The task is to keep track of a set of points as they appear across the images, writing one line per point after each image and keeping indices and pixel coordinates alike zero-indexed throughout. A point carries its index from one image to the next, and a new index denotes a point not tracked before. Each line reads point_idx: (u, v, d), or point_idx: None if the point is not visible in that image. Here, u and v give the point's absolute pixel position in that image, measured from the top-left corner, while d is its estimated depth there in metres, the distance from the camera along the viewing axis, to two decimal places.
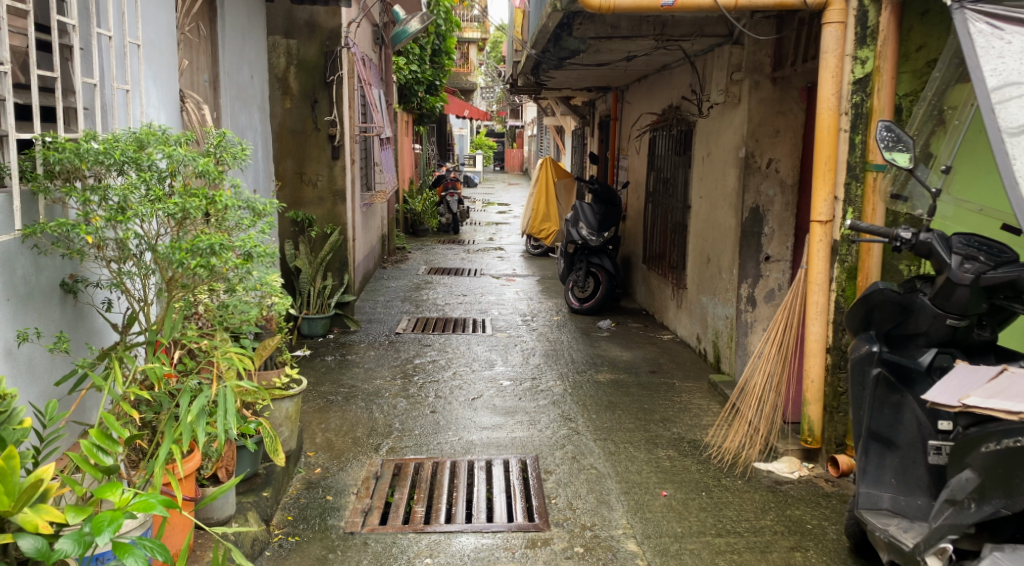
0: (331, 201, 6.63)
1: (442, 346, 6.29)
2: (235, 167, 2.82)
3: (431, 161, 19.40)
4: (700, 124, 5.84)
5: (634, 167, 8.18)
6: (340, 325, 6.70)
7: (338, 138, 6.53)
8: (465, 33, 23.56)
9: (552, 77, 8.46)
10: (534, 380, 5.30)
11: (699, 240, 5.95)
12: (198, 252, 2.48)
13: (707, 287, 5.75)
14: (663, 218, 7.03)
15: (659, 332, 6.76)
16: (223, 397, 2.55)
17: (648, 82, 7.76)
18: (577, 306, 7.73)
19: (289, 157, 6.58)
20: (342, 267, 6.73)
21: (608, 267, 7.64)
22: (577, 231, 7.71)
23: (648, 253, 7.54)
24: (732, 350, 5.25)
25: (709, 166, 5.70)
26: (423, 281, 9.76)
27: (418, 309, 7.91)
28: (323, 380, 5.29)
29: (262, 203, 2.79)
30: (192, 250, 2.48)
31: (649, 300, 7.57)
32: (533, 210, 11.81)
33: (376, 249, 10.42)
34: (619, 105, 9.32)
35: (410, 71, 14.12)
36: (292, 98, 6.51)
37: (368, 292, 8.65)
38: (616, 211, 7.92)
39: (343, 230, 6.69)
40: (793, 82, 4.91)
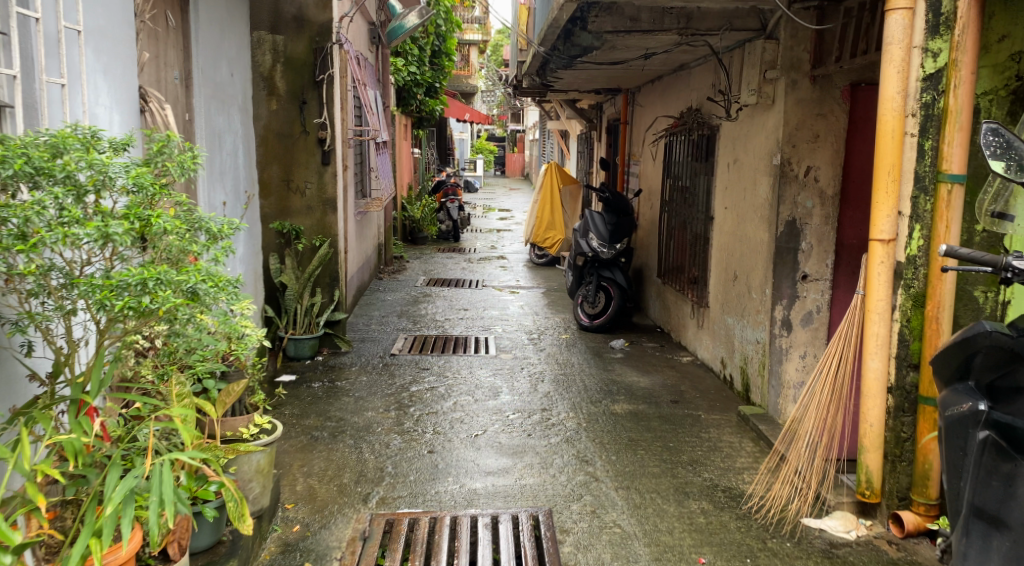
0: (321, 210, 6.12)
1: (442, 369, 5.77)
2: (184, 178, 2.33)
3: (431, 165, 18.95)
4: (726, 128, 5.33)
5: (647, 173, 7.67)
6: (330, 346, 6.23)
7: (329, 142, 6.03)
8: (466, 36, 23.10)
9: (559, 78, 7.95)
10: (543, 411, 4.78)
11: (723, 254, 5.45)
12: (125, 290, 1.95)
13: (732, 307, 5.24)
14: (680, 229, 6.52)
15: (677, 353, 6.25)
16: (159, 474, 2.01)
17: (663, 83, 7.25)
18: (586, 323, 7.22)
19: (275, 163, 6.06)
20: (333, 282, 6.22)
21: (620, 281, 7.13)
22: (587, 242, 7.23)
23: (663, 267, 7.03)
24: (764, 378, 4.75)
25: (735, 173, 5.18)
26: (422, 294, 9.25)
27: (416, 326, 7.39)
28: (309, 412, 4.78)
29: (219, 222, 2.32)
30: (119, 287, 1.95)
31: (664, 317, 7.06)
32: (537, 217, 11.31)
33: (372, 259, 9.92)
34: (629, 108, 8.81)
35: (408, 72, 13.65)
36: (278, 99, 6.00)
37: (362, 306, 8.14)
38: (629, 220, 7.38)
39: (333, 242, 6.18)
40: (835, 81, 4.38)
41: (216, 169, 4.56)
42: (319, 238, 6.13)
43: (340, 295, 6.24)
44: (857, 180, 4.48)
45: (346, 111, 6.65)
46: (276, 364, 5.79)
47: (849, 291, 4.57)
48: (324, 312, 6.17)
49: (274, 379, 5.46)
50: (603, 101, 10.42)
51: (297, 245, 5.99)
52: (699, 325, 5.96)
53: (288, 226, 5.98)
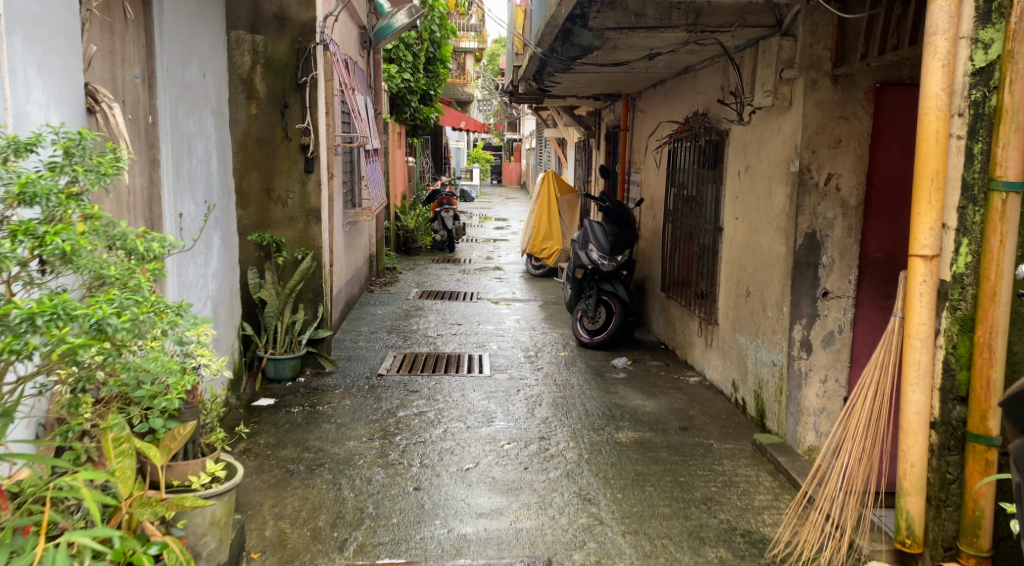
0: (304, 221, 5.76)
1: (432, 392, 5.38)
2: (97, 185, 2.14)
3: (426, 174, 18.60)
4: (738, 133, 4.97)
5: (649, 181, 7.31)
6: (314, 366, 5.87)
7: (312, 148, 5.68)
8: (462, 43, 22.79)
9: (557, 83, 7.60)
10: (541, 440, 4.40)
11: (733, 269, 5.08)
12: (14, 325, 1.86)
13: (745, 326, 4.87)
14: (686, 240, 6.16)
15: (683, 373, 5.87)
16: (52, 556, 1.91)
17: (666, 87, 6.90)
18: (587, 340, 6.83)
19: (254, 171, 5.69)
20: (317, 298, 5.85)
21: (622, 295, 6.76)
22: (587, 254, 6.86)
23: (668, 280, 6.67)
24: (781, 403, 4.38)
25: (748, 182, 4.82)
26: (414, 307, 8.88)
27: (407, 342, 7.02)
28: (286, 441, 4.40)
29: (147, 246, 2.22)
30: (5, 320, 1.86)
31: (669, 333, 6.68)
32: (534, 227, 10.97)
33: (362, 272, 9.54)
34: (629, 114, 8.46)
35: (402, 79, 13.31)
36: (258, 103, 5.63)
37: (350, 322, 7.75)
38: (631, 231, 7.01)
39: (317, 255, 5.82)
40: (858, 81, 4.02)
41: (182, 176, 4.20)
42: (301, 251, 5.76)
43: (324, 311, 5.85)
44: (881, 189, 4.12)
45: (332, 117, 6.29)
46: (254, 386, 5.42)
47: (874, 309, 4.20)
48: (306, 330, 5.79)
49: (250, 403, 5.08)
50: (602, 107, 10.08)
51: (277, 258, 5.60)
52: (708, 343, 5.59)
53: (268, 237, 5.60)
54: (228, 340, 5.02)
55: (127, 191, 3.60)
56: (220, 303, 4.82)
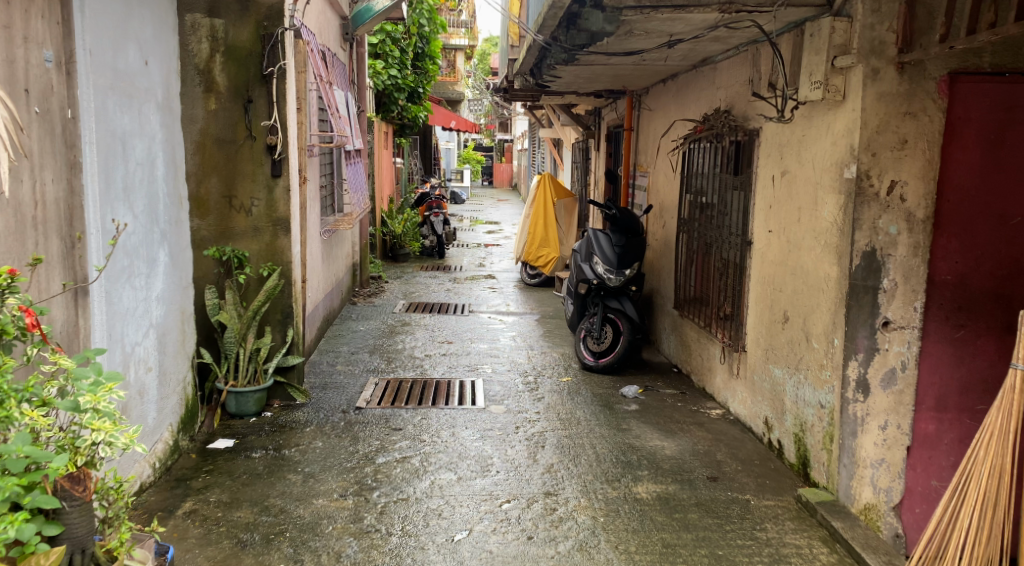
0: (270, 232, 5.07)
1: (418, 430, 4.69)
2: None
3: (415, 175, 17.89)
4: (774, 133, 4.29)
5: (658, 186, 6.64)
6: (283, 398, 5.19)
7: (280, 149, 4.98)
8: (452, 40, 22.12)
9: (556, 77, 6.92)
10: (547, 497, 3.70)
11: (766, 289, 4.41)
12: None
13: (782, 357, 4.19)
14: (704, 253, 5.49)
15: (701, 404, 5.19)
16: None
17: (678, 82, 6.25)
18: (591, 363, 6.14)
19: (214, 175, 4.98)
20: (286, 319, 5.14)
21: (631, 314, 6.08)
22: (591, 268, 6.18)
23: (681, 296, 5.99)
24: (832, 452, 3.69)
25: (786, 190, 4.14)
26: (399, 323, 8.17)
27: (391, 365, 6.33)
28: (241, 498, 3.70)
29: None
30: None
31: (683, 356, 6.00)
32: (529, 233, 10.34)
33: (344, 283, 8.83)
34: (634, 113, 7.81)
35: (389, 76, 12.63)
36: (218, 98, 4.91)
37: (328, 341, 7.03)
38: (639, 241, 6.32)
39: (286, 271, 5.12)
40: (929, 69, 3.34)
41: (114, 181, 3.49)
42: (267, 266, 5.06)
43: (294, 336, 5.16)
44: (954, 199, 3.41)
45: (305, 114, 5.59)
46: (213, 425, 4.71)
47: (942, 342, 3.50)
48: (272, 358, 5.11)
49: (204, 446, 4.39)
50: (602, 106, 9.41)
51: (239, 275, 4.91)
52: (732, 372, 4.91)
53: (231, 251, 4.92)
54: (178, 370, 4.32)
55: (31, 203, 2.87)
56: (166, 330, 4.13)
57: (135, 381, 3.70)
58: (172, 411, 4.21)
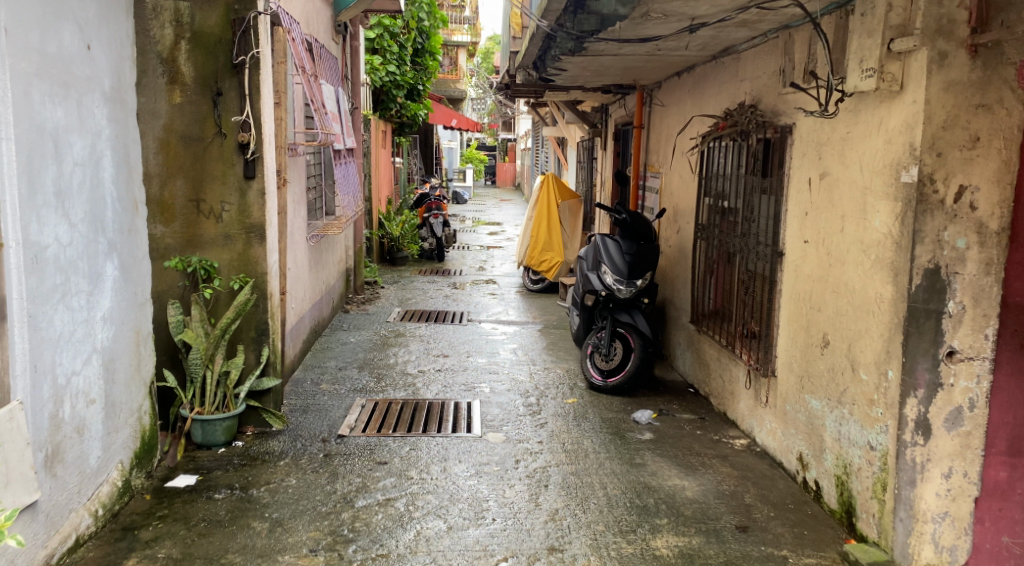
0: (243, 240, 4.54)
1: (405, 463, 4.17)
2: None
3: (414, 175, 17.39)
4: (813, 129, 3.76)
5: (673, 188, 6.10)
6: (257, 424, 4.67)
7: (253, 147, 4.45)
8: (454, 36, 21.68)
9: (562, 70, 6.39)
10: (550, 555, 3.21)
11: (802, 308, 3.87)
12: None
13: (822, 386, 3.65)
14: (726, 263, 4.95)
15: (723, 433, 4.68)
16: None
17: (696, 76, 5.74)
18: (599, 383, 5.61)
19: (180, 176, 4.46)
20: (260, 337, 4.62)
21: (644, 329, 5.53)
22: (600, 279, 5.67)
23: (699, 309, 5.46)
24: (884, 503, 3.14)
25: (826, 195, 3.61)
26: (393, 333, 7.65)
27: (381, 383, 5.81)
28: (194, 554, 3.22)
29: None
30: None
31: (701, 376, 5.48)
32: (532, 236, 9.85)
33: (335, 290, 8.31)
34: (644, 109, 7.29)
35: (387, 72, 12.12)
36: (184, 90, 4.39)
37: (314, 355, 6.51)
38: (653, 248, 5.77)
39: (260, 283, 4.59)
40: (1008, 51, 2.80)
41: (40, 185, 2.96)
42: (241, 278, 4.53)
43: (269, 356, 4.65)
44: None
45: (285, 109, 5.07)
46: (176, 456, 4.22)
47: (1017, 375, 2.98)
48: (244, 382, 4.59)
49: (163, 485, 3.87)
50: (610, 102, 8.88)
51: (205, 289, 4.40)
52: (759, 398, 4.38)
53: (198, 260, 4.44)
54: (133, 400, 3.80)
55: None
56: (115, 356, 3.62)
57: (69, 417, 3.16)
58: (124, 447, 3.69)
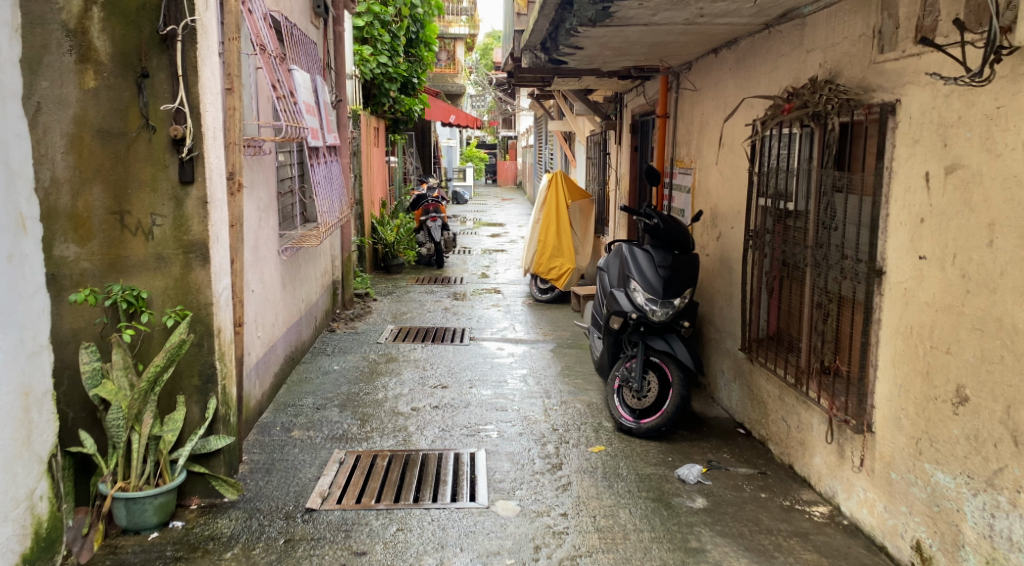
0: (181, 263, 3.57)
1: (391, 553, 3.27)
2: None
3: (410, 174, 16.44)
4: (934, 106, 2.78)
5: (713, 187, 5.14)
6: (206, 493, 3.71)
7: (191, 143, 3.48)
8: (450, 28, 20.77)
9: (576, 48, 5.41)
10: None
11: (916, 348, 2.90)
12: None
13: (957, 458, 2.68)
14: (792, 280, 3.99)
15: (795, 497, 3.73)
16: None
17: (740, 52, 4.77)
18: (630, 425, 4.61)
19: (98, 182, 3.48)
20: (206, 385, 3.66)
21: (685, 359, 4.53)
22: (628, 299, 4.68)
23: (751, 334, 4.50)
24: None
25: (961, 197, 2.63)
26: (384, 356, 6.69)
27: (367, 426, 4.85)
28: None
29: None
30: None
31: (755, 415, 4.53)
32: (540, 240, 8.90)
33: (319, 307, 7.35)
34: (669, 96, 6.34)
35: (378, 63, 11.08)
36: (99, 71, 3.40)
37: (289, 391, 5.52)
38: (692, 259, 4.77)
39: (205, 317, 3.62)
40: None
41: None
42: (178, 311, 3.56)
43: (218, 409, 3.68)
44: None
45: (239, 97, 4.10)
46: (93, 546, 3.26)
47: None
48: (185, 443, 3.63)
49: None
50: (626, 90, 7.97)
51: (129, 327, 3.43)
52: (846, 458, 3.40)
53: (121, 290, 3.48)
54: (20, 486, 2.84)
55: None
56: None
57: None
58: (3, 553, 2.73)
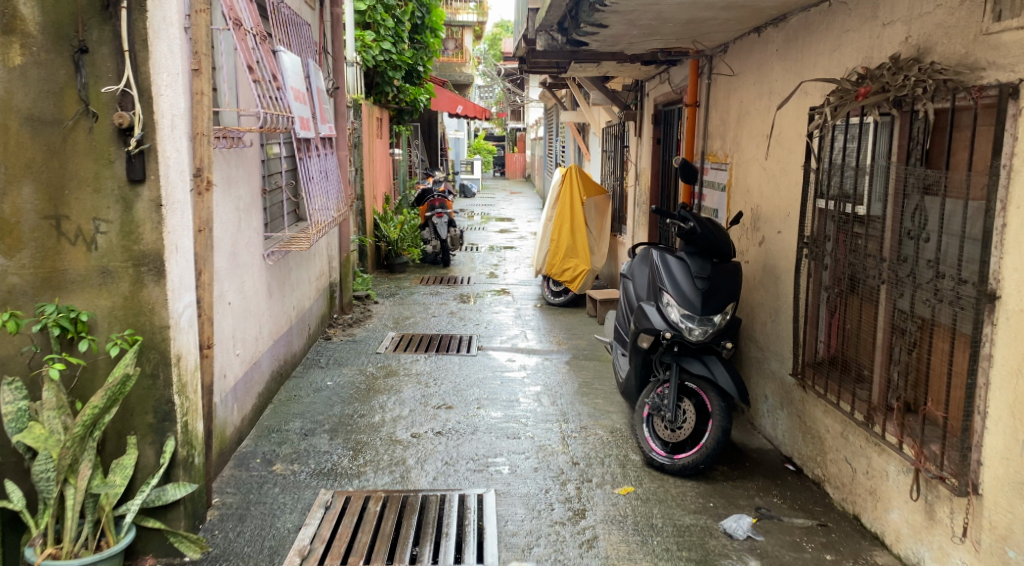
0: (131, 278, 2.96)
1: None
2: None
3: (416, 167, 15.82)
4: None
5: (757, 184, 4.50)
6: (165, 552, 3.11)
7: (141, 133, 2.86)
8: (458, 17, 20.17)
9: (600, 27, 4.77)
10: None
11: None
12: None
13: None
14: (862, 297, 3.35)
15: (867, 559, 3.14)
16: None
17: (792, 29, 4.12)
18: (664, 461, 4.00)
19: (28, 180, 2.87)
20: (162, 424, 3.05)
21: (727, 385, 3.90)
22: (660, 316, 4.06)
23: (807, 357, 3.86)
24: None
25: None
26: (383, 368, 6.09)
27: (360, 459, 4.24)
28: None
29: None
30: None
31: (809, 451, 3.90)
32: (553, 239, 8.27)
33: (313, 314, 6.76)
34: (700, 82, 5.69)
35: (382, 49, 10.47)
36: (27, 45, 2.80)
37: (275, 413, 4.92)
38: (733, 269, 4.14)
39: (160, 342, 3.01)
40: None
41: None
42: (127, 335, 2.95)
43: (177, 452, 3.08)
44: None
45: (207, 79, 3.48)
46: None
47: None
48: (135, 495, 3.01)
49: None
50: (648, 77, 7.32)
51: (63, 357, 2.82)
52: (938, 521, 2.78)
53: (54, 311, 2.86)
54: None
55: None
56: None
57: None
58: None
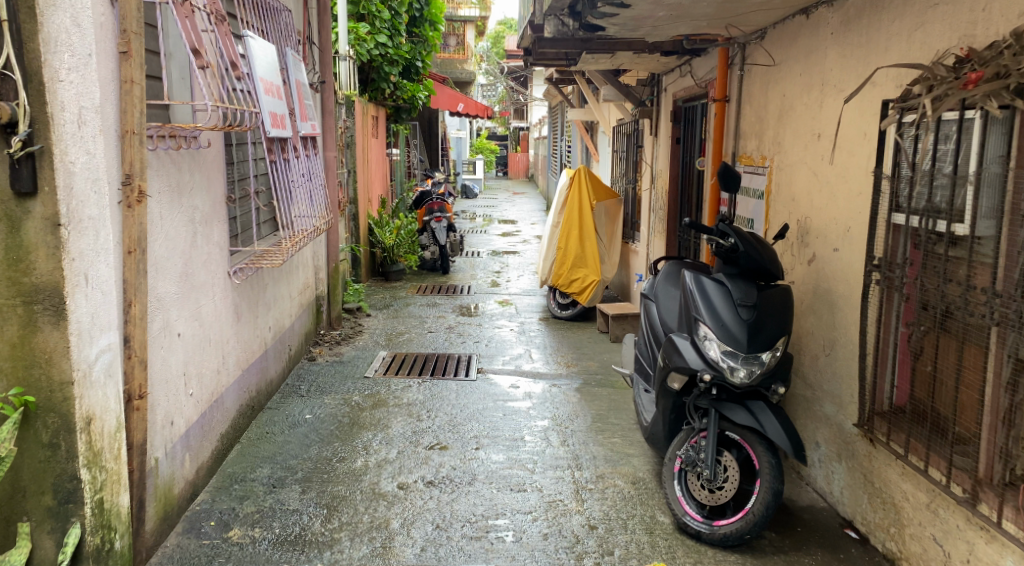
0: (19, 319, 2.28)
1: None
2: None
3: (415, 168, 15.14)
4: None
5: (807, 192, 3.79)
6: None
7: (29, 131, 2.17)
8: (460, 11, 19.49)
9: (619, 9, 4.07)
10: None
11: None
12: None
13: None
14: (962, 338, 2.64)
15: None
16: None
17: (854, 6, 3.41)
18: (703, 528, 3.30)
19: None
20: (64, 507, 2.37)
21: (778, 437, 3.18)
22: (696, 353, 3.36)
23: (877, 405, 3.15)
24: None
25: None
26: (371, 397, 5.38)
27: (335, 521, 3.54)
28: None
29: None
30: None
31: (877, 519, 3.20)
32: (560, 248, 7.55)
33: (295, 333, 6.04)
34: (730, 74, 4.98)
35: (377, 44, 9.74)
36: None
37: (239, 457, 4.22)
38: (782, 294, 3.42)
39: (59, 404, 2.31)
40: None
41: None
42: (12, 398, 2.29)
43: (84, 542, 2.39)
44: None
45: (139, 65, 2.80)
46: None
47: None
48: None
49: None
50: (667, 70, 6.60)
51: None
52: None
53: None
54: None
55: None
56: None
57: None
58: None
